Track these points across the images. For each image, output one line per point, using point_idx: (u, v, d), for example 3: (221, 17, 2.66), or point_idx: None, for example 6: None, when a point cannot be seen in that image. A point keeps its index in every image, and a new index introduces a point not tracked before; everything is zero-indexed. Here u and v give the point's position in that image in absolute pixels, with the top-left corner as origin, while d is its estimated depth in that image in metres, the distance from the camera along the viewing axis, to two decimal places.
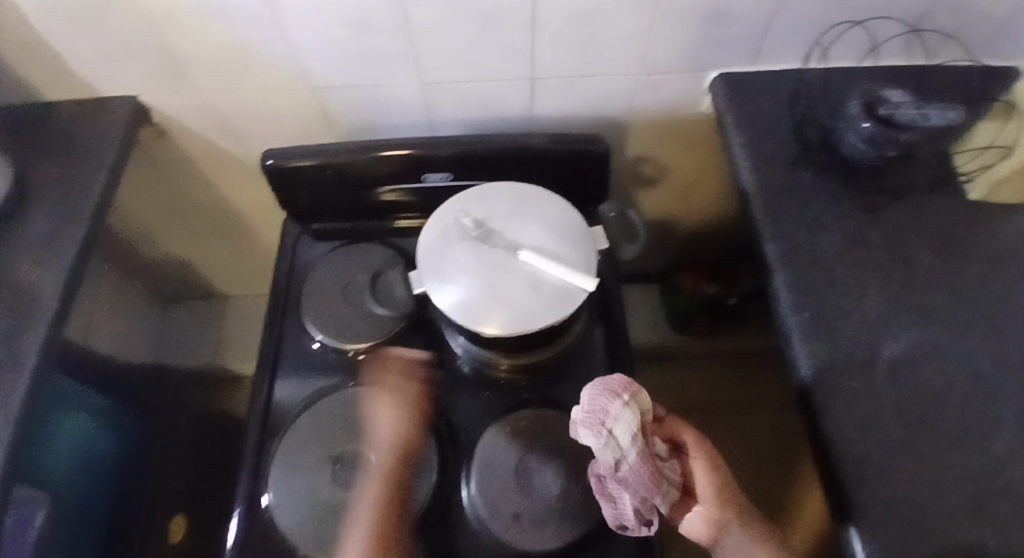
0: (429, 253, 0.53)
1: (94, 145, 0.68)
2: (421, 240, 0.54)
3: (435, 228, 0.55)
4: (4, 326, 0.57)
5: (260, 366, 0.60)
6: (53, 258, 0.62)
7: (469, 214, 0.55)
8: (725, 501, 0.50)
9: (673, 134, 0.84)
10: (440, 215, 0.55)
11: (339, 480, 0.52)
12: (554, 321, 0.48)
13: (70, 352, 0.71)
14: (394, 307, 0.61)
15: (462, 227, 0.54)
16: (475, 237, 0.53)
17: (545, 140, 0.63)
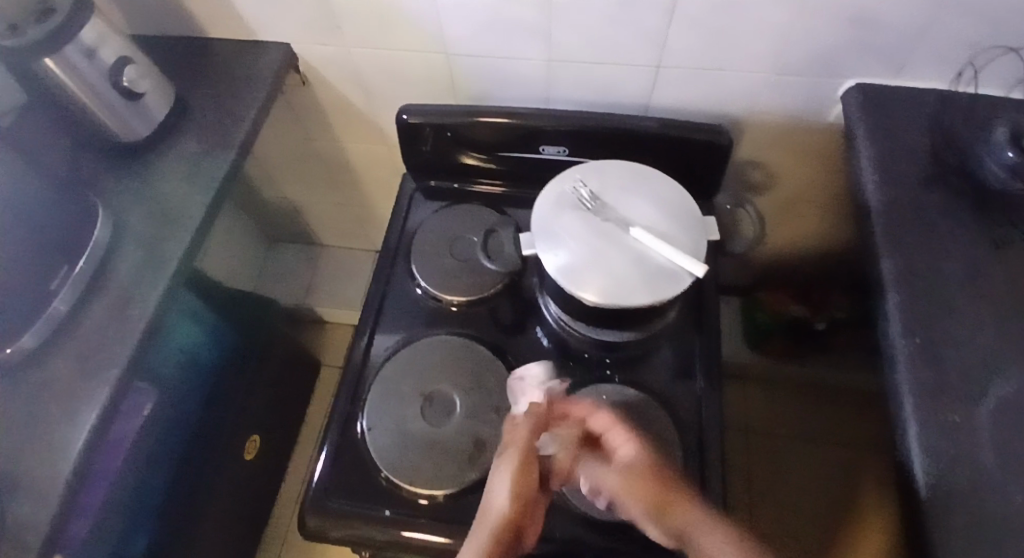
0: (541, 214, 0.55)
1: (249, 83, 0.75)
2: (536, 202, 0.56)
3: (551, 193, 0.57)
4: (160, 230, 0.65)
5: (366, 302, 0.64)
6: (202, 177, 0.69)
7: (585, 185, 0.56)
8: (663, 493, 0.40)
9: (790, 142, 0.81)
10: (558, 181, 0.57)
11: (428, 416, 0.55)
12: (652, 299, 0.49)
13: (206, 272, 0.80)
14: (503, 264, 0.63)
15: (577, 196, 0.56)
16: (590, 207, 0.55)
17: (658, 123, 0.62)
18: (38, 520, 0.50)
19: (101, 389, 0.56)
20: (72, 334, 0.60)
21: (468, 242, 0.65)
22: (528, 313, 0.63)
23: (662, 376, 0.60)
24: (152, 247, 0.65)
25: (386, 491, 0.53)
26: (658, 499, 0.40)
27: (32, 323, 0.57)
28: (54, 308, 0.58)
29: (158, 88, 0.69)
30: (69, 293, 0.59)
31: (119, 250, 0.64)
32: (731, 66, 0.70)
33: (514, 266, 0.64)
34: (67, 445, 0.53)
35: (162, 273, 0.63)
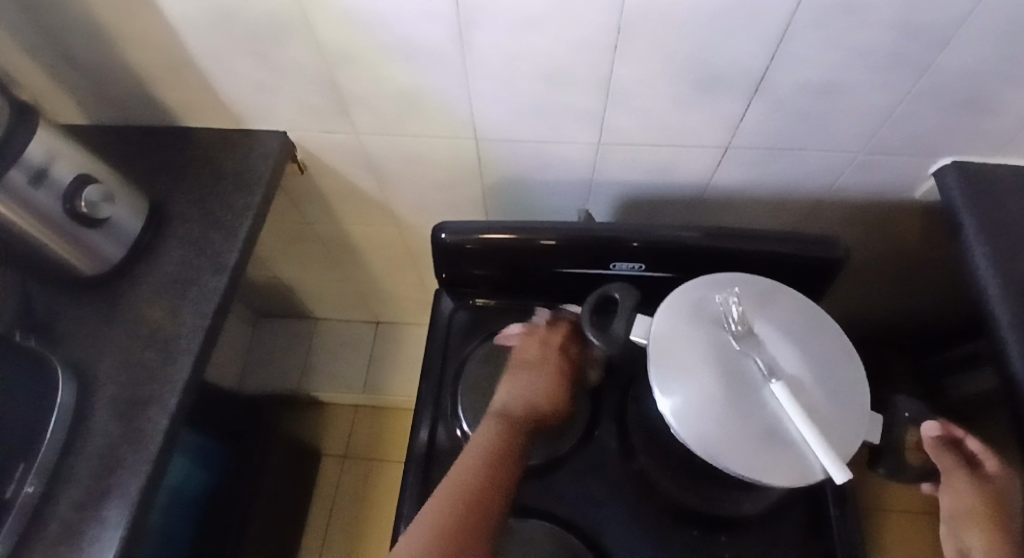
0: (668, 318, 0.44)
1: (240, 181, 0.62)
2: (671, 297, 0.45)
3: (689, 297, 0.46)
4: (136, 383, 0.52)
5: (409, 458, 0.52)
6: (189, 306, 0.55)
7: (740, 300, 0.45)
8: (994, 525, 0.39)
9: (865, 220, 0.72)
10: (705, 286, 0.46)
11: None
12: (759, 477, 0.38)
13: (199, 402, 0.67)
14: (604, 341, 0.45)
15: (723, 309, 0.45)
16: (736, 329, 0.43)
17: (701, 234, 0.52)
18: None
19: None
20: (45, 526, 0.45)
21: None
22: (610, 474, 0.50)
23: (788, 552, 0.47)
24: (130, 407, 0.50)
25: None
26: (991, 524, 0.39)
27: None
28: (19, 497, 0.45)
29: (127, 201, 0.56)
30: (35, 474, 0.46)
31: (85, 416, 0.50)
32: (813, 147, 0.60)
33: (615, 351, 0.45)
34: None
35: (147, 439, 0.49)
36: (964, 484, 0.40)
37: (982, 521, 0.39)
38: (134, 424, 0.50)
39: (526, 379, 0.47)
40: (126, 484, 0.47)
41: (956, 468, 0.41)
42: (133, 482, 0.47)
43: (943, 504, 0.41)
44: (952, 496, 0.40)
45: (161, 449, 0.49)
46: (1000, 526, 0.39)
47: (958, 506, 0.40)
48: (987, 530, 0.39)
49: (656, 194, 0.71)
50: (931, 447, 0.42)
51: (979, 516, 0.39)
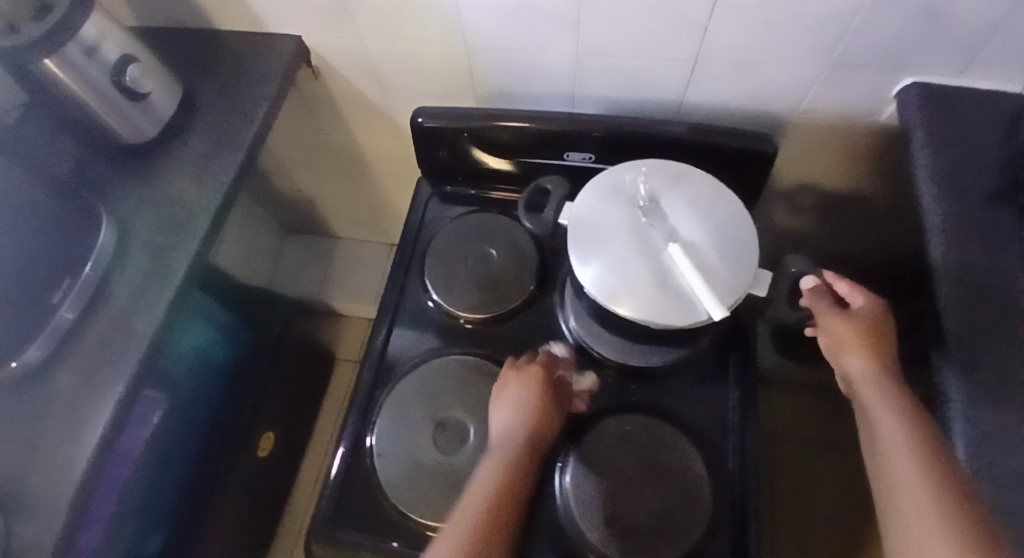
0: (585, 199, 0.51)
1: (260, 79, 0.72)
2: (589, 181, 0.52)
3: (606, 179, 0.52)
4: (165, 235, 0.63)
5: (381, 310, 0.61)
6: (210, 178, 0.66)
7: (647, 181, 0.51)
8: (869, 343, 0.51)
9: (835, 146, 0.75)
10: (619, 169, 0.53)
11: (439, 445, 0.52)
12: (652, 320, 0.45)
13: (220, 274, 0.79)
14: (537, 224, 0.53)
15: (632, 189, 0.51)
16: (641, 205, 0.50)
17: (682, 128, 0.57)
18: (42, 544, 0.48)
19: (105, 407, 0.54)
20: (81, 339, 0.57)
21: (487, 253, 0.61)
22: (548, 336, 0.58)
23: (692, 408, 0.54)
24: (159, 252, 0.62)
25: (393, 520, 0.51)
26: (865, 343, 0.51)
27: (37, 333, 0.55)
28: (58, 316, 0.56)
29: (162, 84, 0.66)
30: (72, 301, 0.57)
31: (122, 257, 0.62)
32: (777, 61, 0.64)
33: (546, 232, 0.53)
34: (70, 466, 0.51)
35: (169, 280, 0.60)
36: (836, 318, 0.53)
37: (851, 341, 0.51)
38: (161, 264, 0.61)
39: (509, 397, 0.49)
40: (154, 306, 0.59)
41: (829, 307, 0.54)
42: (159, 305, 0.59)
43: (823, 338, 0.53)
44: (827, 329, 0.53)
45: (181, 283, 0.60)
46: (875, 342, 0.51)
47: (835, 332, 0.52)
48: (862, 348, 0.51)
49: (633, 110, 0.76)
50: (811, 295, 0.55)
51: (856, 338, 0.51)
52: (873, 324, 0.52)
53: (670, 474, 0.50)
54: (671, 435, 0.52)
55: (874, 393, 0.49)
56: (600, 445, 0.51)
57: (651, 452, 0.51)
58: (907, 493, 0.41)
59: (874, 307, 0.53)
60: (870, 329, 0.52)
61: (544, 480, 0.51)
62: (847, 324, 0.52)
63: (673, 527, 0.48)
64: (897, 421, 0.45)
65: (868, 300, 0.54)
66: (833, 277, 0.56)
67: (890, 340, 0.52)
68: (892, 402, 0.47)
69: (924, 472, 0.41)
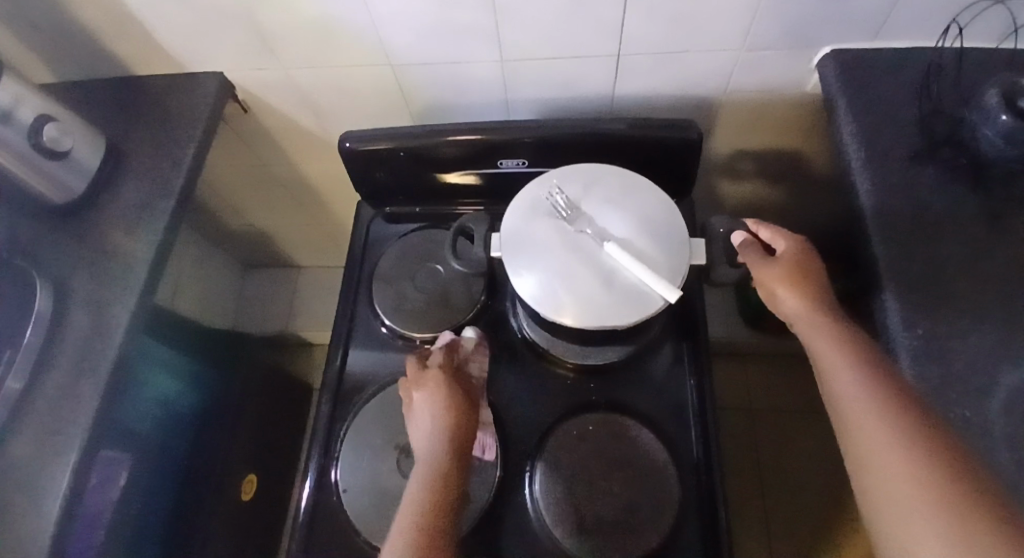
0: (510, 227, 0.50)
1: (186, 121, 0.71)
2: (506, 210, 0.51)
3: (523, 201, 0.51)
4: (103, 290, 0.62)
5: (334, 339, 0.60)
6: (146, 227, 0.65)
7: (562, 190, 0.51)
8: (798, 282, 0.51)
9: (769, 121, 0.76)
10: (530, 186, 0.52)
11: (404, 469, 0.52)
12: (619, 325, 0.45)
13: (171, 321, 0.77)
14: (467, 265, 0.52)
15: (551, 203, 0.50)
16: (566, 217, 0.49)
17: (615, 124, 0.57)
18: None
19: (63, 473, 0.52)
20: (29, 409, 0.56)
21: (433, 270, 0.61)
22: (503, 344, 0.58)
23: (652, 397, 0.55)
24: (99, 307, 0.61)
25: (365, 550, 0.50)
26: (796, 283, 0.51)
27: None
28: (7, 388, 0.55)
29: (83, 137, 0.64)
30: (18, 371, 0.56)
31: (63, 317, 0.60)
32: (697, 47, 0.64)
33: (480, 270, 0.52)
34: (32, 542, 0.50)
35: (115, 336, 0.59)
36: (762, 267, 0.53)
37: (780, 284, 0.51)
38: (101, 320, 0.60)
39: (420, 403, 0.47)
40: (97, 363, 0.58)
41: (758, 256, 0.54)
42: (103, 362, 0.58)
43: (757, 288, 0.54)
44: (758, 279, 0.53)
45: (124, 339, 0.59)
46: (808, 279, 0.51)
47: (765, 280, 0.53)
48: (793, 289, 0.51)
49: (568, 109, 0.76)
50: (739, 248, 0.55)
51: (787, 280, 0.51)
52: (800, 261, 0.52)
53: (635, 466, 0.50)
54: (631, 428, 0.52)
55: (814, 334, 0.48)
56: (562, 447, 0.51)
57: (615, 445, 0.51)
58: (859, 416, 0.40)
59: (800, 243, 0.54)
60: (797, 267, 0.52)
61: (514, 488, 0.51)
62: (775, 267, 0.52)
63: (643, 520, 0.48)
64: (839, 355, 0.45)
65: (790, 242, 0.54)
66: (757, 225, 0.57)
67: (818, 274, 0.52)
68: (834, 336, 0.47)
69: (879, 410, 0.40)
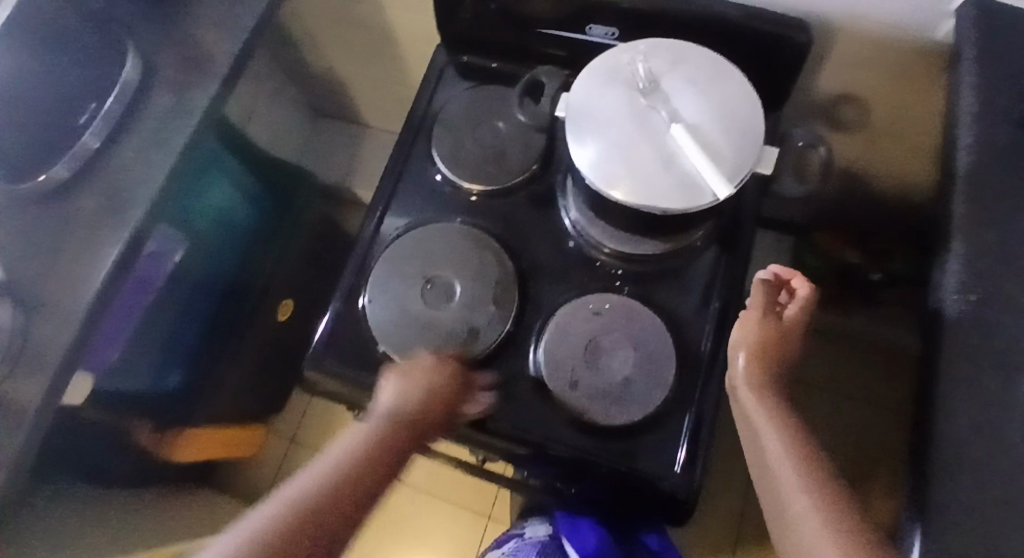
0: (583, 87, 0.49)
1: None
2: (584, 70, 0.49)
3: (604, 63, 0.49)
4: (185, 76, 0.64)
5: (386, 175, 0.62)
6: (232, 27, 0.67)
7: (647, 61, 0.49)
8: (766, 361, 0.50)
9: (883, 65, 0.70)
10: (616, 50, 0.50)
11: (427, 299, 0.55)
12: (662, 207, 0.45)
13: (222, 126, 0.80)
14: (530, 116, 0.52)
15: (631, 72, 0.49)
16: (642, 89, 0.48)
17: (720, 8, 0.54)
18: (58, 343, 0.54)
19: (123, 230, 0.58)
20: (99, 170, 0.60)
21: (495, 128, 0.61)
22: (545, 215, 0.59)
23: (676, 299, 0.56)
24: (179, 90, 0.64)
25: (378, 362, 0.55)
26: (762, 361, 0.50)
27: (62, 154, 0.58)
28: (83, 144, 0.59)
29: None
30: (97, 132, 0.60)
31: (146, 91, 0.64)
32: None
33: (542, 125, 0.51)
34: (88, 279, 0.56)
35: (187, 120, 0.62)
36: (752, 317, 0.52)
37: (750, 345, 0.50)
38: (179, 102, 0.63)
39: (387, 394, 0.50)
40: (172, 139, 0.62)
41: (763, 303, 0.53)
42: (177, 139, 0.62)
43: (736, 330, 0.52)
44: (746, 322, 0.52)
45: (196, 125, 0.62)
46: (770, 355, 0.51)
47: (745, 325, 0.52)
48: (758, 360, 0.50)
49: None
50: (758, 280, 0.54)
51: (758, 352, 0.50)
52: (783, 343, 0.51)
53: (641, 351, 0.52)
54: (647, 315, 0.53)
55: (755, 391, 0.50)
56: (575, 314, 0.53)
57: (628, 327, 0.53)
58: (778, 466, 0.45)
59: (797, 328, 0.52)
60: (774, 346, 0.51)
61: (522, 345, 0.54)
62: (764, 326, 0.51)
63: (634, 398, 0.50)
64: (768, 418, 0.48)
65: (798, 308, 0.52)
66: (799, 279, 0.54)
67: (783, 356, 0.51)
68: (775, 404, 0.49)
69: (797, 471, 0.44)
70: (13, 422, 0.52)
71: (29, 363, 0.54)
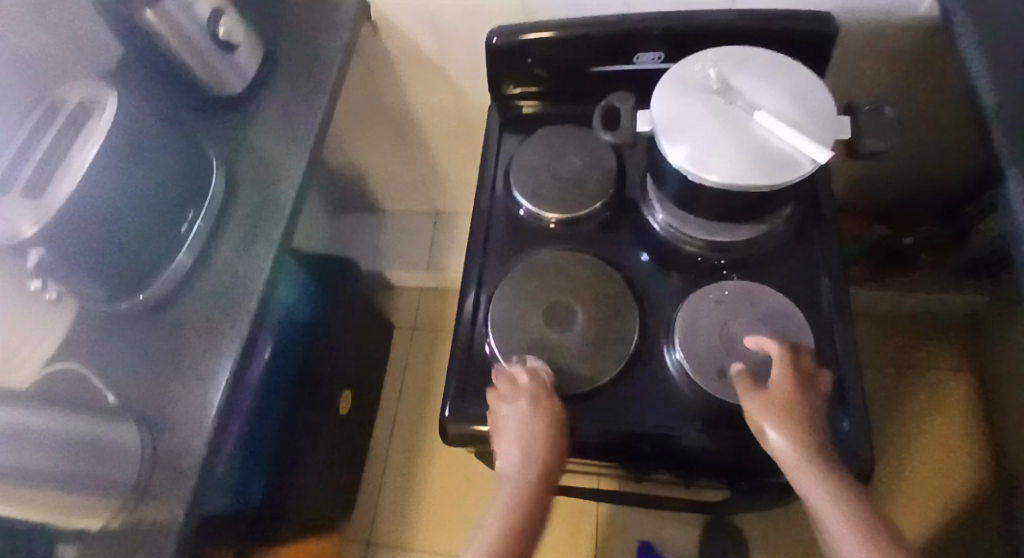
0: (664, 97, 0.54)
1: (329, 40, 0.77)
2: (660, 84, 0.55)
3: (676, 76, 0.55)
4: (269, 176, 0.69)
5: (476, 226, 0.66)
6: (300, 127, 0.72)
7: (715, 67, 0.55)
8: (787, 429, 0.45)
9: (879, 48, 0.78)
10: (684, 64, 0.56)
11: (555, 325, 0.58)
12: (768, 183, 0.49)
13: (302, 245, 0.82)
14: (617, 135, 0.56)
15: (704, 79, 0.54)
16: (717, 91, 0.53)
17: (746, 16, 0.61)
18: (190, 446, 0.53)
19: (238, 328, 0.60)
20: (199, 281, 0.63)
21: (569, 163, 0.66)
22: (634, 231, 0.64)
23: (774, 280, 0.60)
24: (265, 190, 0.68)
25: None
26: (787, 430, 0.45)
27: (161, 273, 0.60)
28: (178, 260, 0.62)
29: (248, 42, 0.72)
30: (190, 247, 0.63)
31: (230, 199, 0.68)
32: None
33: (628, 139, 0.56)
34: (213, 380, 0.57)
35: (279, 217, 0.66)
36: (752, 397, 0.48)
37: (766, 421, 0.46)
38: (270, 200, 0.67)
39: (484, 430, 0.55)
40: (270, 234, 0.65)
41: (750, 382, 0.49)
42: (275, 234, 0.65)
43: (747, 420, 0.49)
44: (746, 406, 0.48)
45: (288, 219, 0.66)
46: (793, 421, 0.46)
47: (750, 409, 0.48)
48: (777, 436, 0.45)
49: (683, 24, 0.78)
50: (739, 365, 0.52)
51: (773, 425, 0.46)
52: (797, 407, 0.47)
53: (771, 328, 0.55)
54: (766, 294, 0.58)
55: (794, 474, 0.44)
56: (700, 308, 0.57)
57: (750, 310, 0.56)
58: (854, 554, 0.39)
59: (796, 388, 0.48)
60: (788, 411, 0.46)
61: (655, 349, 0.58)
62: (762, 403, 0.47)
63: None
64: (823, 495, 0.42)
65: (786, 372, 0.49)
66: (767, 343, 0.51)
67: (807, 417, 0.46)
68: (822, 477, 0.43)
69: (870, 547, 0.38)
70: (156, 538, 0.50)
71: (163, 472, 0.53)
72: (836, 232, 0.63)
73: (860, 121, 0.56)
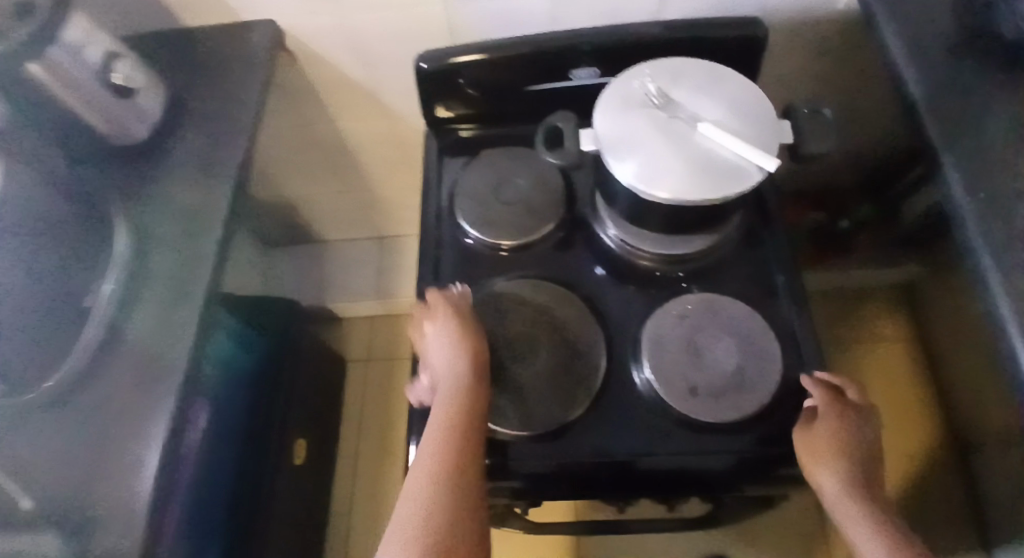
0: (605, 114, 0.52)
1: (241, 74, 0.71)
2: (599, 101, 0.53)
3: (616, 92, 0.53)
4: (186, 228, 0.62)
5: (422, 259, 0.62)
6: (218, 171, 0.65)
7: (654, 81, 0.53)
8: (828, 459, 0.46)
9: (803, 44, 0.79)
10: (622, 79, 0.54)
11: (517, 360, 0.55)
12: (718, 195, 0.47)
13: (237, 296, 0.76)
14: (559, 157, 0.54)
15: (644, 94, 0.53)
16: (658, 105, 0.52)
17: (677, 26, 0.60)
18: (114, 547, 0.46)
19: (167, 402, 0.53)
20: (114, 356, 0.55)
21: (513, 185, 0.64)
22: (588, 250, 0.62)
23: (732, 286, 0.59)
24: (184, 243, 0.61)
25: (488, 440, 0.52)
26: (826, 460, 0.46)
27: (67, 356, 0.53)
28: (86, 336, 0.54)
29: (150, 83, 0.65)
30: (100, 319, 0.55)
31: (144, 256, 0.61)
32: None
33: (572, 160, 0.54)
34: (141, 466, 0.50)
35: (202, 271, 0.60)
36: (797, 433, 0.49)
37: (806, 454, 0.47)
38: (190, 253, 0.60)
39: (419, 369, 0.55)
40: (194, 291, 0.58)
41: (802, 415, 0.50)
42: (200, 290, 0.59)
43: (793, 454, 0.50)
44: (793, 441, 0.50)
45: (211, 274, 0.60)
46: (835, 456, 0.46)
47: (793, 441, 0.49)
48: (816, 469, 0.46)
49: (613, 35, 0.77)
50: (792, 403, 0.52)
51: (813, 456, 0.47)
52: (845, 442, 0.47)
53: (735, 339, 0.54)
54: (726, 304, 0.57)
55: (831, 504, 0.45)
56: (662, 325, 0.55)
57: (712, 322, 0.55)
58: None
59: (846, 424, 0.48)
60: (832, 444, 0.47)
61: (622, 373, 0.55)
62: (806, 435, 0.48)
63: (751, 383, 0.52)
64: (861, 523, 0.43)
65: (829, 408, 0.49)
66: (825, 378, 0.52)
67: (853, 452, 0.47)
68: (864, 507, 0.43)
69: None
70: None
71: None
72: (785, 233, 0.63)
73: (797, 122, 0.56)
